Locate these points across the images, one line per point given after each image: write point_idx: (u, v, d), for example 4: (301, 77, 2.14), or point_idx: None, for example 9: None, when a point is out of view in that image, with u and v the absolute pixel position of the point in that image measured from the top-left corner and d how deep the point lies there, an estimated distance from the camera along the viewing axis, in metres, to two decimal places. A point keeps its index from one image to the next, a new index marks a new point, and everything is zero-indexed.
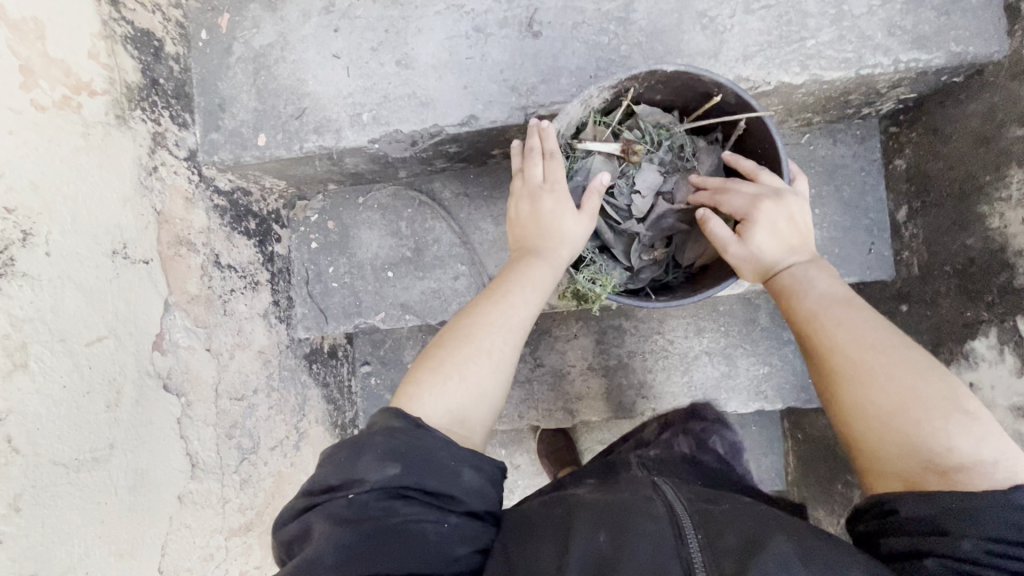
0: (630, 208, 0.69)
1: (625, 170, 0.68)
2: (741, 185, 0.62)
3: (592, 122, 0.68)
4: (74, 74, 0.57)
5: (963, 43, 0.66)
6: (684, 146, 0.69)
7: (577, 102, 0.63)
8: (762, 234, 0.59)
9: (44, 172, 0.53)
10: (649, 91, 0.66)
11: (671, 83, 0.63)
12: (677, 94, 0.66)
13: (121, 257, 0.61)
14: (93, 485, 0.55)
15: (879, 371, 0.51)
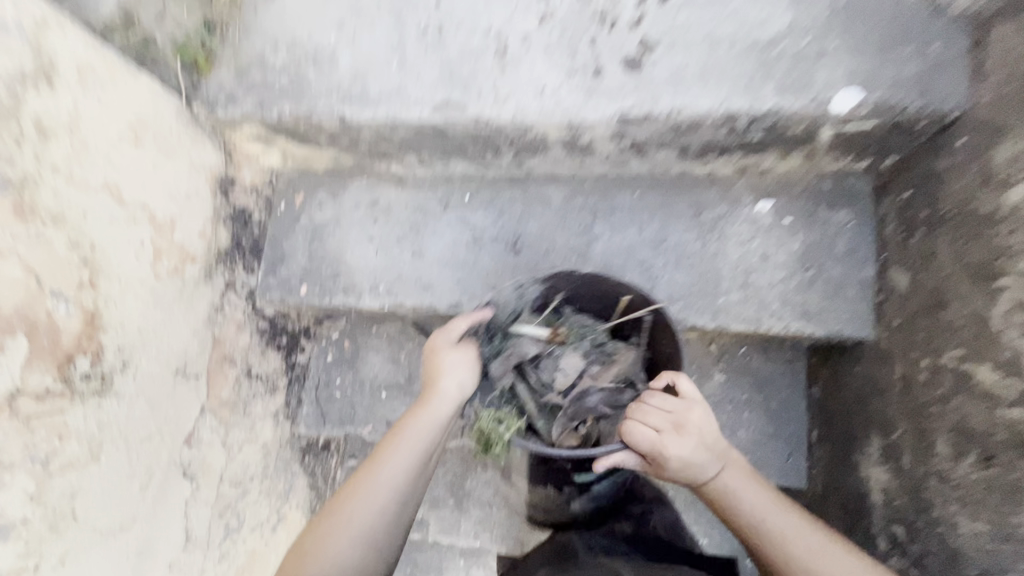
0: (553, 382, 0.85)
1: (552, 351, 0.86)
2: (652, 418, 0.68)
3: (528, 313, 0.88)
4: (186, 250, 0.84)
5: (839, 323, 0.84)
6: (603, 339, 0.87)
7: (516, 293, 0.82)
8: (678, 447, 0.67)
9: (150, 319, 0.78)
10: (575, 294, 0.86)
11: (592, 287, 0.82)
12: (599, 299, 0.85)
13: (181, 374, 0.85)
14: (116, 549, 0.74)
15: (804, 561, 0.63)
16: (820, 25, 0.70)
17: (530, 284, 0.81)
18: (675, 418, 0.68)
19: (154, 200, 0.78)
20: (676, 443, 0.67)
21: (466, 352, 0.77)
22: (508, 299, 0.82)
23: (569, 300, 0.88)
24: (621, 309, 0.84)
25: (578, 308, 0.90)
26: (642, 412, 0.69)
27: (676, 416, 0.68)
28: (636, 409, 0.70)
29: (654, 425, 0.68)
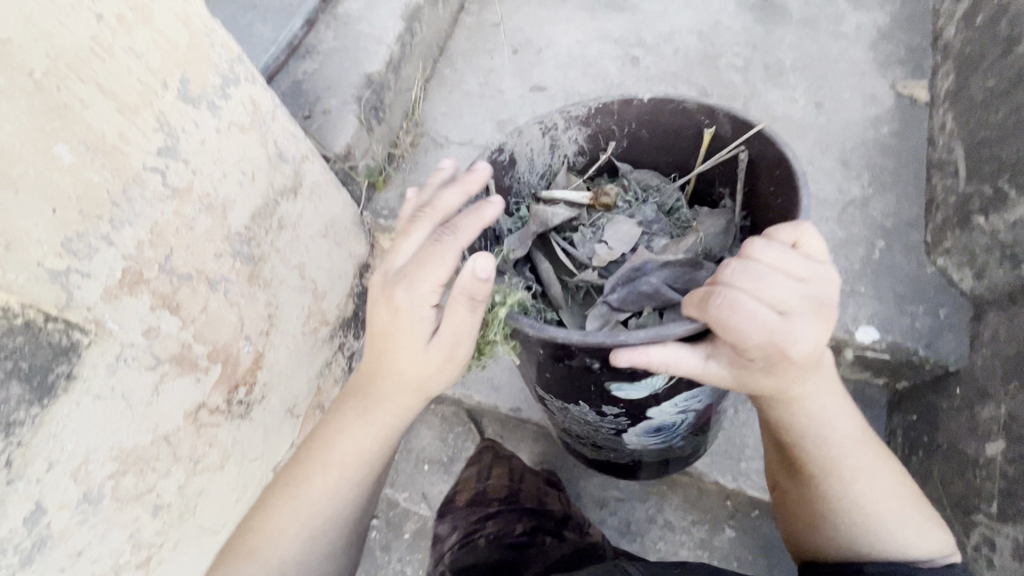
0: (592, 258, 0.79)
1: (596, 219, 0.83)
2: (774, 284, 0.54)
3: (567, 177, 0.87)
4: (325, 316, 1.05)
5: None
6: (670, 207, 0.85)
7: (552, 138, 0.81)
8: (804, 334, 0.55)
9: (287, 368, 0.98)
10: (632, 145, 0.85)
11: (661, 115, 0.79)
12: (660, 142, 0.84)
13: (290, 414, 1.03)
14: (203, 549, 0.88)
15: (852, 476, 0.70)
16: (852, 272, 0.91)
17: (568, 128, 0.81)
18: (811, 301, 0.55)
19: (320, 277, 1.01)
20: (804, 330, 0.55)
21: (415, 298, 0.63)
22: (542, 149, 0.83)
23: (622, 157, 0.86)
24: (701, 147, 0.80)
25: (636, 166, 0.88)
26: (761, 279, 0.54)
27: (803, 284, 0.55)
28: (751, 275, 0.54)
29: (784, 302, 0.54)
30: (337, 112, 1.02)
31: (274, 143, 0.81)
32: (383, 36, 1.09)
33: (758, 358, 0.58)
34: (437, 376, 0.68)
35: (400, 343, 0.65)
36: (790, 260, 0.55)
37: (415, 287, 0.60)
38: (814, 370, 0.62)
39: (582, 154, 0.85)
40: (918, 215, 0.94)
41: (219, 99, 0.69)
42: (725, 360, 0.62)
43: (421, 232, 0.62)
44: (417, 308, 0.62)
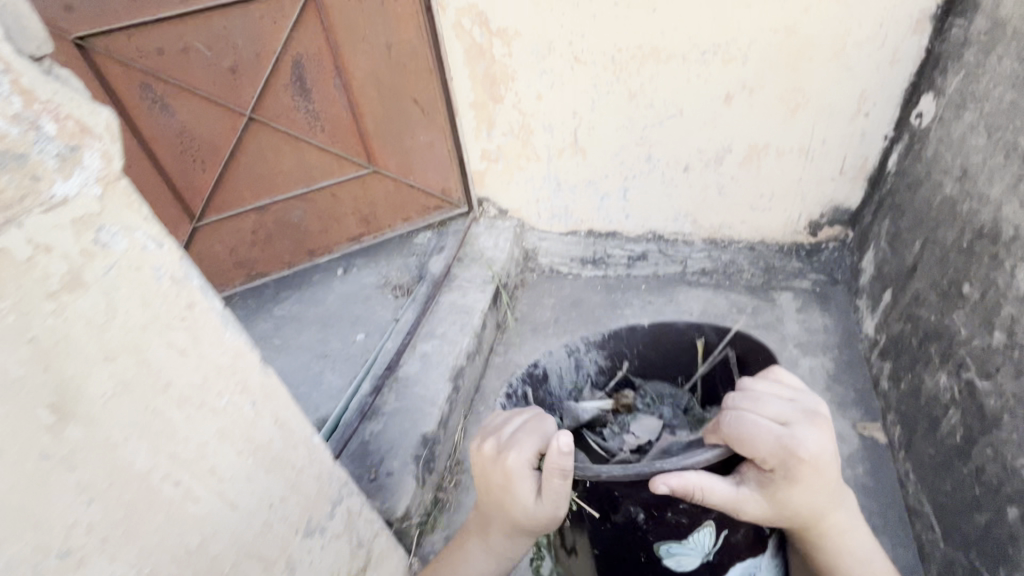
0: (622, 447, 0.93)
1: (622, 419, 0.99)
2: (768, 402, 0.72)
3: (590, 389, 1.08)
4: None
5: None
6: (686, 409, 1.01)
7: (579, 361, 1.05)
8: (806, 437, 0.70)
9: None
10: (641, 362, 1.05)
11: (658, 339, 1.01)
12: (665, 358, 1.04)
13: None
14: None
15: None
16: None
17: (587, 350, 1.05)
18: (802, 409, 0.72)
19: None
20: (808, 432, 0.70)
21: (509, 466, 0.80)
22: (568, 367, 1.06)
23: (638, 373, 1.07)
24: (696, 354, 1.01)
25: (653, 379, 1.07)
26: (754, 402, 0.72)
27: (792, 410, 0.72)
28: (748, 398, 0.72)
29: (783, 418, 0.71)
30: (398, 473, 1.22)
31: (356, 533, 0.93)
32: (436, 399, 1.37)
33: (780, 471, 0.69)
34: (546, 518, 0.82)
35: (507, 495, 0.82)
36: (773, 385, 0.76)
37: (519, 448, 0.80)
38: (829, 482, 0.73)
39: (602, 370, 1.06)
40: (916, 558, 1.08)
41: (327, 521, 0.85)
42: (762, 484, 0.72)
43: (520, 420, 0.84)
44: (522, 468, 0.79)
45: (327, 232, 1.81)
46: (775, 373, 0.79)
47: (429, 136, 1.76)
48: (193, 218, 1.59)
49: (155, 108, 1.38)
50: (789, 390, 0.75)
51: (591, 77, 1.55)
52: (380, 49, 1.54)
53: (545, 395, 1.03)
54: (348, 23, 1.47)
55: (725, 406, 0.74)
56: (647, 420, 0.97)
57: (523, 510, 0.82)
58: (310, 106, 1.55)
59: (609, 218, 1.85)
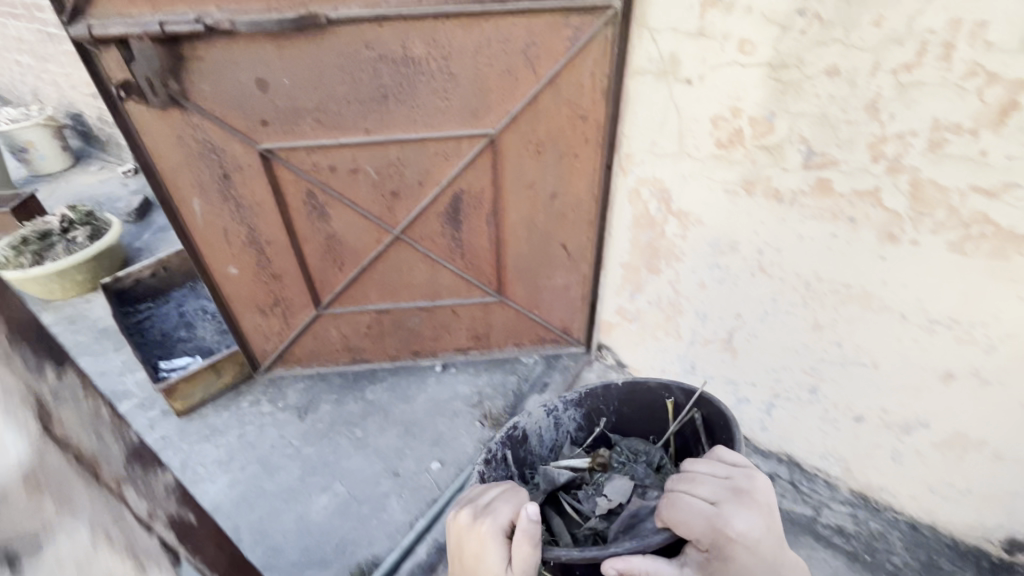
0: (595, 507, 1.16)
1: (598, 478, 1.21)
2: (699, 483, 0.86)
3: (568, 445, 1.31)
4: None
5: None
6: (656, 466, 1.24)
7: (556, 420, 1.28)
8: (735, 519, 0.79)
9: None
10: (617, 420, 1.31)
11: (636, 396, 1.25)
12: (638, 414, 1.28)
13: None
14: None
15: None
16: None
17: (567, 409, 1.28)
18: (733, 488, 0.84)
19: None
20: (735, 512, 0.80)
21: (482, 519, 0.88)
22: (550, 427, 1.29)
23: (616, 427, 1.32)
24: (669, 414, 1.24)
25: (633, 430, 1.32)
26: (691, 481, 0.87)
27: (721, 488, 0.84)
28: (685, 481, 0.88)
29: (715, 497, 0.83)
30: None
31: None
32: None
33: (713, 547, 0.79)
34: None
35: (477, 567, 0.86)
36: (712, 464, 0.90)
37: (495, 515, 0.88)
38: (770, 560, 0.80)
39: (581, 427, 1.30)
40: None
41: None
42: (701, 564, 0.81)
43: (493, 490, 0.96)
44: (495, 532, 0.86)
45: (436, 339, 1.76)
46: (725, 457, 0.92)
47: (567, 280, 1.62)
48: (318, 305, 1.60)
49: (313, 213, 1.39)
50: (729, 471, 0.88)
51: (773, 289, 1.30)
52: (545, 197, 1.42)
53: (527, 452, 1.27)
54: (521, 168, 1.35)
55: (670, 489, 0.89)
56: (620, 481, 1.17)
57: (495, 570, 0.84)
58: (457, 235, 1.48)
59: (742, 424, 1.58)
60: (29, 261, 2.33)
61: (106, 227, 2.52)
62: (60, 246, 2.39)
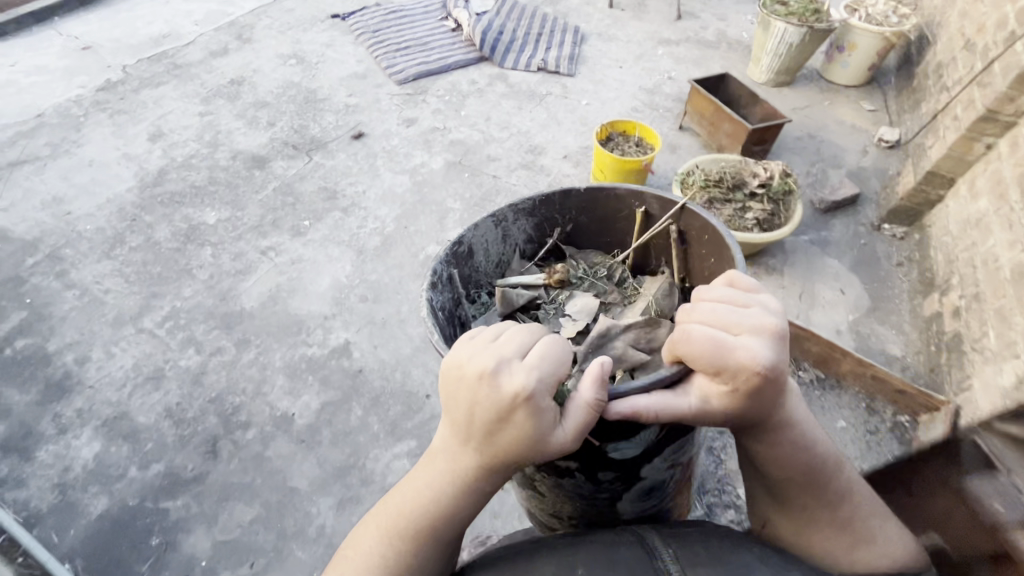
0: (563, 315, 1.38)
1: (554, 294, 1.45)
2: (709, 327, 0.96)
3: (517, 264, 1.52)
4: None
5: None
6: (617, 283, 1.48)
7: (506, 233, 1.42)
8: (758, 348, 0.92)
9: None
10: (572, 231, 1.52)
11: (597, 205, 1.44)
12: (597, 229, 1.52)
13: None
14: None
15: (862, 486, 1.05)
16: None
17: (517, 219, 1.42)
18: (756, 325, 0.95)
19: None
20: (754, 343, 0.93)
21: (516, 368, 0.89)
22: (498, 238, 1.42)
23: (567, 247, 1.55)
24: (636, 225, 1.47)
25: (591, 257, 1.54)
26: (698, 318, 0.97)
27: (748, 345, 0.93)
28: (686, 325, 0.98)
29: (738, 329, 0.94)
30: None
31: None
32: None
33: (733, 373, 0.93)
34: (562, 447, 0.90)
35: (509, 424, 0.89)
36: (723, 295, 1.00)
37: (538, 377, 0.88)
38: (778, 402, 0.98)
39: (529, 239, 1.49)
40: None
41: None
42: (706, 389, 0.97)
43: (523, 345, 0.92)
44: (537, 396, 0.88)
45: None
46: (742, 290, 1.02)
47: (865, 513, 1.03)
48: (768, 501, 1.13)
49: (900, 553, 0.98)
50: (758, 316, 0.96)
51: None
52: (836, 478, 1.04)
53: (467, 267, 1.40)
54: (777, 464, 1.03)
55: (677, 331, 0.98)
56: (581, 300, 1.41)
57: (539, 432, 0.89)
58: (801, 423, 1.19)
59: None
60: (701, 198, 2.17)
61: (778, 226, 2.12)
62: (731, 207, 2.16)
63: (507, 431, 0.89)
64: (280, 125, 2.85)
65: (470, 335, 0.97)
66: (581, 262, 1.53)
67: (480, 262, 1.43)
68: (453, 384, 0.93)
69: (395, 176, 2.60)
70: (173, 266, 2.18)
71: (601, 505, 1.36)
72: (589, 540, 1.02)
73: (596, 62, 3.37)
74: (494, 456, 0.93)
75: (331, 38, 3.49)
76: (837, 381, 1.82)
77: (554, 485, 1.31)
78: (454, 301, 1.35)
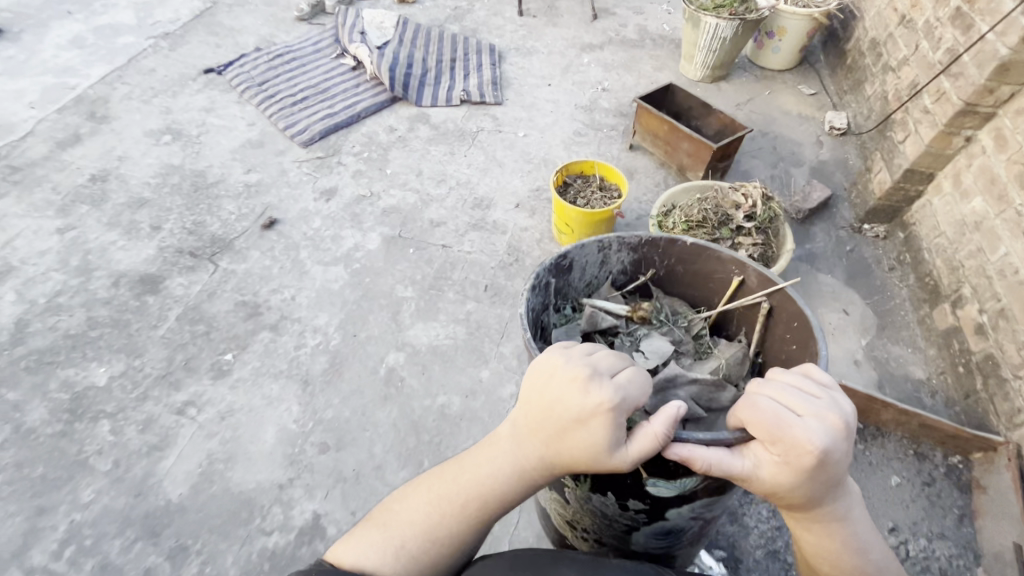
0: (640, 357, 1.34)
1: (634, 332, 1.41)
2: (774, 402, 0.88)
3: (605, 288, 1.47)
4: None
5: None
6: (693, 334, 1.43)
7: (606, 259, 1.39)
8: (818, 433, 0.84)
9: None
10: (663, 275, 1.45)
11: (699, 260, 1.38)
12: (688, 282, 1.45)
13: None
14: None
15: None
16: None
17: (619, 249, 1.38)
18: (827, 412, 0.86)
19: None
20: (815, 425, 0.85)
21: (608, 384, 0.90)
22: (596, 261, 1.40)
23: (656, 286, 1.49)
24: (729, 291, 1.39)
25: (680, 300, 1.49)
26: (768, 393, 0.90)
27: (812, 427, 0.85)
28: (755, 396, 0.90)
29: (806, 412, 0.86)
30: None
31: None
32: None
33: (789, 452, 0.85)
34: (617, 466, 0.90)
35: (582, 430, 0.90)
36: (798, 379, 0.92)
37: (623, 393, 0.89)
38: (832, 492, 0.89)
39: (624, 269, 1.44)
40: None
41: None
42: (758, 460, 0.89)
43: (617, 366, 0.94)
44: (619, 412, 0.88)
45: None
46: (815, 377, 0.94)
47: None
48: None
49: None
50: (832, 402, 0.88)
51: None
52: None
53: (564, 280, 1.38)
54: (815, 548, 0.97)
55: (748, 399, 0.90)
56: (657, 342, 1.38)
57: (606, 446, 0.89)
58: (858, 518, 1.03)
59: None
60: None
61: (772, 256, 1.95)
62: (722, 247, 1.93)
63: (578, 431, 0.91)
64: (168, 226, 2.32)
65: (576, 346, 0.99)
66: (666, 304, 1.48)
67: (575, 277, 1.40)
68: (543, 379, 0.96)
69: (326, 268, 2.17)
70: (60, 461, 1.66)
71: (615, 530, 1.26)
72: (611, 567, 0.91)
73: (523, 83, 3.04)
74: (554, 453, 0.96)
75: (209, 100, 2.94)
76: (879, 429, 1.66)
77: (581, 497, 1.21)
78: (543, 306, 1.33)
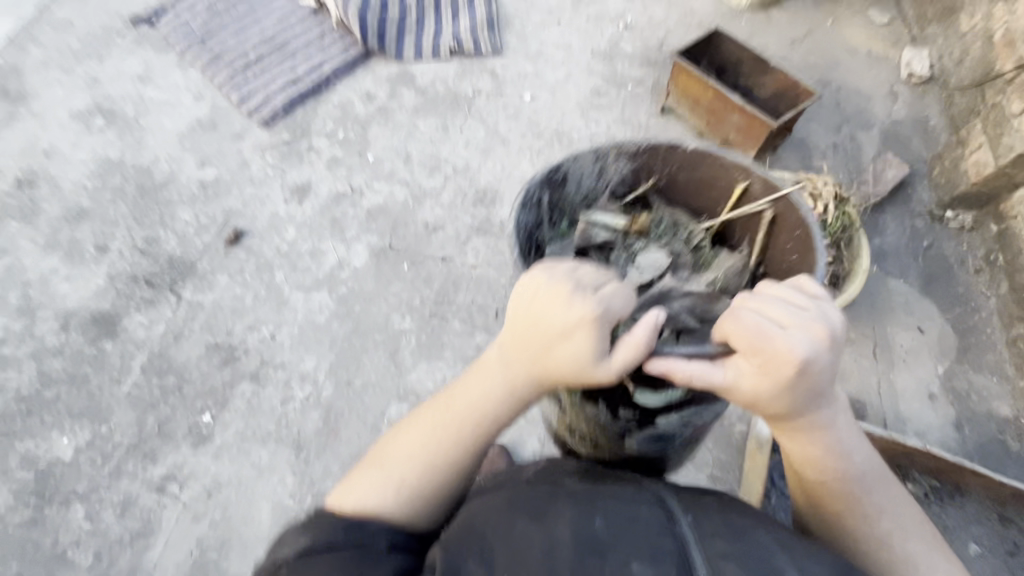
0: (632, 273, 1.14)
1: (632, 245, 1.19)
2: (757, 310, 0.79)
3: (603, 201, 1.22)
4: None
5: None
6: (693, 246, 1.20)
7: (604, 169, 1.15)
8: (801, 342, 0.75)
9: None
10: (666, 185, 1.20)
11: (703, 165, 1.15)
12: (693, 191, 1.20)
13: None
14: None
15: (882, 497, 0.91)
16: None
17: (616, 159, 1.14)
18: (813, 323, 0.77)
19: None
20: (800, 336, 0.75)
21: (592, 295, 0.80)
22: (593, 173, 1.15)
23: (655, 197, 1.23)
24: (736, 199, 1.15)
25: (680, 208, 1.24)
26: (753, 303, 0.80)
27: (794, 335, 0.76)
28: (736, 305, 0.81)
29: (789, 321, 0.76)
30: None
31: None
32: None
33: (768, 363, 0.76)
34: (601, 378, 0.80)
35: (565, 344, 0.80)
36: (788, 291, 0.82)
37: (608, 304, 0.79)
38: (816, 400, 0.81)
39: (622, 180, 1.19)
40: None
41: None
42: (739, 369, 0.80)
43: (598, 277, 0.85)
44: (602, 320, 0.78)
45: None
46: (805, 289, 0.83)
47: (889, 532, 0.88)
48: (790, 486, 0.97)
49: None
50: (818, 310, 0.78)
51: None
52: (862, 492, 0.90)
53: (558, 195, 1.15)
54: (800, 458, 0.89)
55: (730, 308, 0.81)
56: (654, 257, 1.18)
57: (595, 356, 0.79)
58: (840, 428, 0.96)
59: None
60: None
61: (840, 274, 1.61)
62: None
63: (570, 340, 0.79)
64: (116, 246, 1.96)
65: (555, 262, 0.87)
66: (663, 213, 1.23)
67: (570, 191, 1.16)
68: (521, 297, 0.84)
69: (309, 296, 1.85)
70: (34, 557, 1.49)
71: (610, 440, 1.18)
72: (605, 491, 0.80)
73: (526, 22, 2.45)
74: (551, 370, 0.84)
75: (144, 64, 2.40)
76: (958, 488, 1.45)
77: (576, 407, 1.14)
78: (537, 225, 1.13)
